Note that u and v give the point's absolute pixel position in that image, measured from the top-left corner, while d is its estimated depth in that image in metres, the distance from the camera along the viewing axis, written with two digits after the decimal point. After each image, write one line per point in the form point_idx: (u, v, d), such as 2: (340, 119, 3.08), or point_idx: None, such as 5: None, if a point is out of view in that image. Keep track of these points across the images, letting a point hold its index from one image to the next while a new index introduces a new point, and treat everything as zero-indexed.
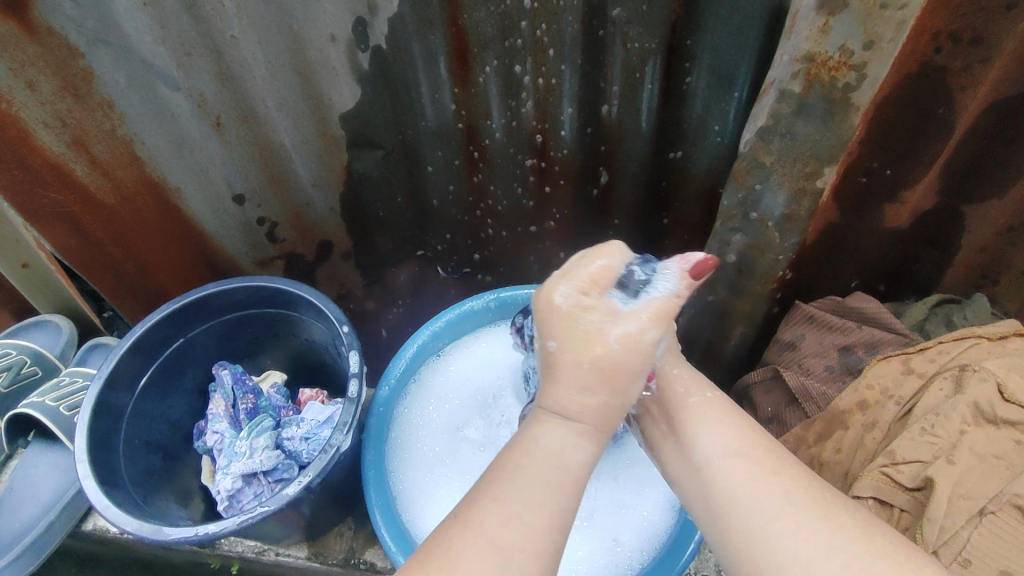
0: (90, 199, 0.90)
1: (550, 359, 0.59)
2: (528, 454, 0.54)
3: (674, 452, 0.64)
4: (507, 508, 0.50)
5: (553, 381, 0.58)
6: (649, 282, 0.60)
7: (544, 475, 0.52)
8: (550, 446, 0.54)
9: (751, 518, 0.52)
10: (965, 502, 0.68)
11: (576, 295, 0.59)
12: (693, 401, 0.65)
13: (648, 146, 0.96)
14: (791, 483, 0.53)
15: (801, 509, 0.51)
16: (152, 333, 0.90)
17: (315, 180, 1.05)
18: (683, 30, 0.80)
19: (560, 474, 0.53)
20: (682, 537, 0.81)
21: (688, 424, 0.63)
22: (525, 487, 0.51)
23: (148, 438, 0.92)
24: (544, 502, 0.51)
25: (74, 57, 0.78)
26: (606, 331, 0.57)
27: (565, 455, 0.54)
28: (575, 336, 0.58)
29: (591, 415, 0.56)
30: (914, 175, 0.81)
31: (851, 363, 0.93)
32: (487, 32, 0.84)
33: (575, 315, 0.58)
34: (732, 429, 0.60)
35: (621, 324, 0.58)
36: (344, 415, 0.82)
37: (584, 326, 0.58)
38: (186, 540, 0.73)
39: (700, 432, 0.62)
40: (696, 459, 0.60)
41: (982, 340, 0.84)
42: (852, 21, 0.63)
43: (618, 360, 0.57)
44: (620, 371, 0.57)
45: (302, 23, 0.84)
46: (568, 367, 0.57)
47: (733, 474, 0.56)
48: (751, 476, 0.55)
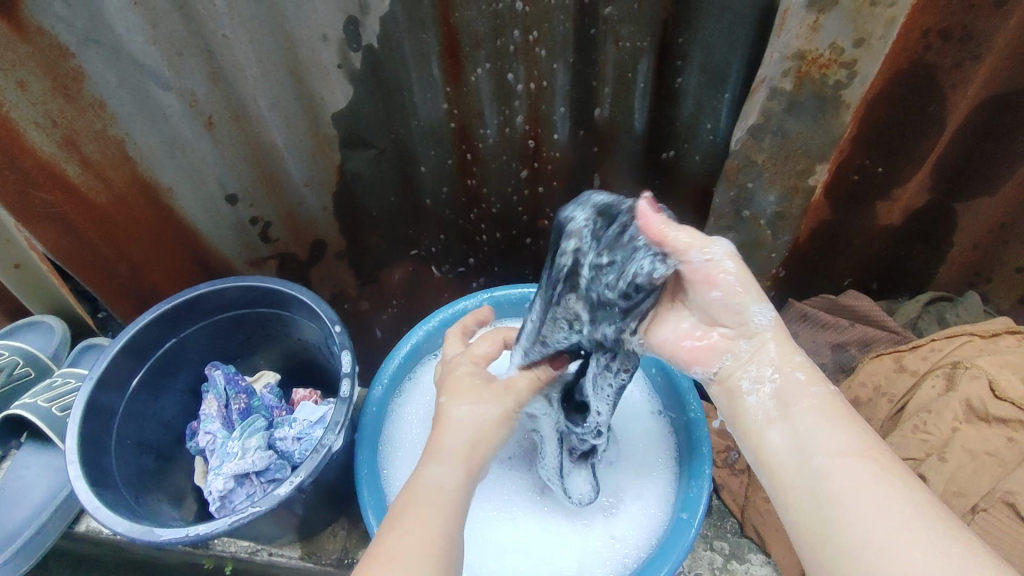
0: (82, 200, 0.90)
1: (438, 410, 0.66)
2: (413, 493, 0.56)
3: (769, 439, 0.57)
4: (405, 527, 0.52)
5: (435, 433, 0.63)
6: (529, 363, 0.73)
7: (428, 502, 0.54)
8: (427, 479, 0.57)
9: (877, 531, 0.46)
10: (958, 499, 0.70)
11: (468, 365, 0.71)
12: (805, 392, 0.57)
13: (641, 145, 0.96)
14: (922, 504, 0.47)
15: (938, 532, 0.45)
16: (142, 334, 0.89)
17: (308, 179, 1.05)
18: (675, 28, 0.80)
19: (440, 499, 0.55)
20: (673, 533, 0.80)
21: (807, 416, 0.55)
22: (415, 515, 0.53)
23: (141, 439, 0.92)
24: (430, 519, 0.53)
25: (65, 56, 0.77)
26: (465, 398, 0.66)
27: (444, 483, 0.57)
28: (462, 386, 0.67)
29: (462, 451, 0.61)
30: (906, 172, 0.81)
31: (844, 361, 0.94)
32: (479, 31, 0.84)
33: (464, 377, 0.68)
34: (854, 431, 0.53)
35: (491, 394, 0.67)
36: (335, 415, 0.82)
37: (471, 382, 0.68)
38: (177, 541, 0.73)
39: (823, 428, 0.54)
40: (811, 455, 0.53)
41: (974, 338, 0.83)
42: (842, 17, 0.63)
43: (486, 424, 0.64)
44: (481, 439, 0.63)
45: (293, 23, 0.84)
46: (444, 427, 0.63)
47: (868, 483, 0.49)
48: (885, 490, 0.48)
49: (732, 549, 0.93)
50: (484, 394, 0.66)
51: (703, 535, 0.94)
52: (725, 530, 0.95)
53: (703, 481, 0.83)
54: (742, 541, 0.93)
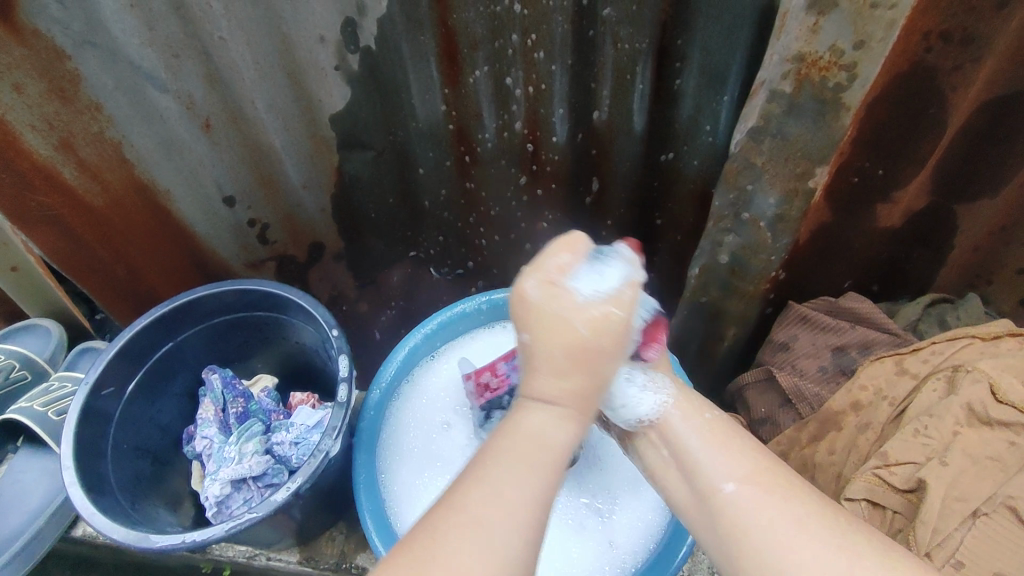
0: (79, 204, 0.89)
1: (525, 353, 0.55)
2: (515, 441, 0.51)
3: (675, 477, 0.62)
4: (502, 481, 0.48)
5: (531, 373, 0.54)
6: (607, 269, 0.57)
7: (529, 458, 0.50)
8: (533, 428, 0.51)
9: (766, 546, 0.50)
10: (958, 504, 0.68)
11: (541, 279, 0.55)
12: (690, 422, 0.62)
13: (640, 147, 0.95)
14: (805, 510, 0.52)
15: (822, 537, 0.49)
16: (139, 338, 0.89)
17: (305, 182, 1.04)
18: (674, 30, 0.80)
19: (547, 459, 0.50)
20: (674, 540, 0.81)
21: (689, 444, 0.61)
22: (517, 473, 0.48)
23: (137, 444, 0.92)
24: (531, 480, 0.48)
25: (61, 59, 0.77)
26: (549, 321, 0.53)
27: (549, 436, 0.51)
28: (544, 322, 0.53)
29: (572, 399, 0.53)
30: (905, 175, 0.81)
31: (845, 363, 0.94)
32: (477, 32, 0.84)
33: (547, 306, 0.54)
34: (737, 451, 0.58)
35: (586, 305, 0.53)
36: (333, 420, 0.81)
37: (555, 307, 0.54)
38: (174, 548, 0.73)
39: (705, 456, 0.59)
40: (700, 485, 0.58)
41: (975, 340, 0.83)
42: (843, 20, 0.62)
43: (594, 350, 0.53)
44: (596, 356, 0.53)
45: (291, 24, 0.83)
46: (545, 354, 0.53)
47: (746, 502, 0.53)
48: (766, 504, 0.52)
49: None
50: (579, 309, 0.53)
51: None
52: None
53: None
54: None
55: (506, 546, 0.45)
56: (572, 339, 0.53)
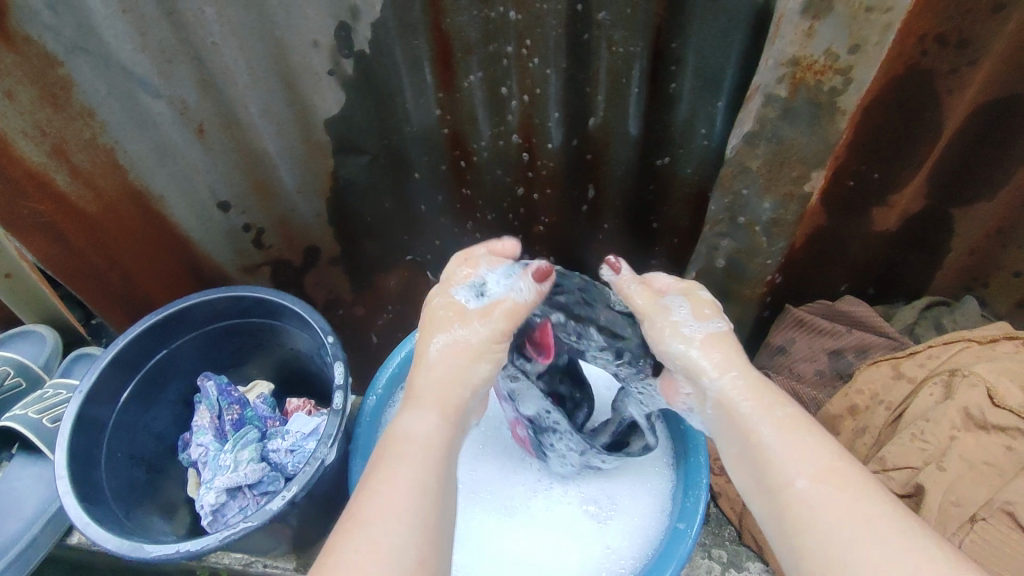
0: (72, 210, 0.88)
1: (423, 348, 0.71)
2: (401, 440, 0.61)
3: (745, 467, 0.61)
4: (397, 482, 0.56)
5: (420, 364, 0.70)
6: (491, 286, 0.73)
7: (411, 450, 0.59)
8: (411, 424, 0.63)
9: (835, 542, 0.50)
10: (956, 509, 0.69)
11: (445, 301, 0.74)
12: (764, 420, 0.61)
13: (636, 151, 0.95)
14: (873, 509, 0.51)
15: (887, 538, 0.48)
16: (133, 345, 0.88)
17: (301, 186, 1.04)
18: (669, 33, 0.79)
19: (424, 446, 0.60)
20: (672, 544, 0.79)
21: (764, 440, 0.60)
22: (402, 464, 0.57)
23: (132, 451, 0.91)
24: (411, 471, 0.57)
25: (52, 65, 0.76)
26: (439, 328, 0.72)
27: (429, 429, 0.62)
28: (437, 323, 0.72)
29: (437, 394, 0.66)
30: (903, 178, 0.80)
31: (842, 367, 0.93)
32: (471, 37, 0.83)
33: (445, 309, 0.73)
34: (812, 445, 0.57)
35: (470, 320, 0.71)
36: (328, 427, 0.81)
37: (446, 319, 0.72)
38: (168, 557, 0.73)
39: (778, 450, 0.58)
40: (772, 478, 0.57)
41: (971, 344, 0.83)
42: (837, 24, 0.62)
43: (463, 351, 0.70)
44: (466, 354, 0.70)
45: (283, 29, 0.82)
46: (434, 351, 0.70)
47: (818, 498, 0.53)
48: (838, 502, 0.52)
49: (730, 556, 0.92)
50: (460, 323, 0.71)
51: (701, 542, 0.94)
52: (724, 538, 0.94)
53: (701, 492, 0.83)
54: (741, 549, 0.92)
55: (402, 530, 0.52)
56: (441, 342, 0.70)
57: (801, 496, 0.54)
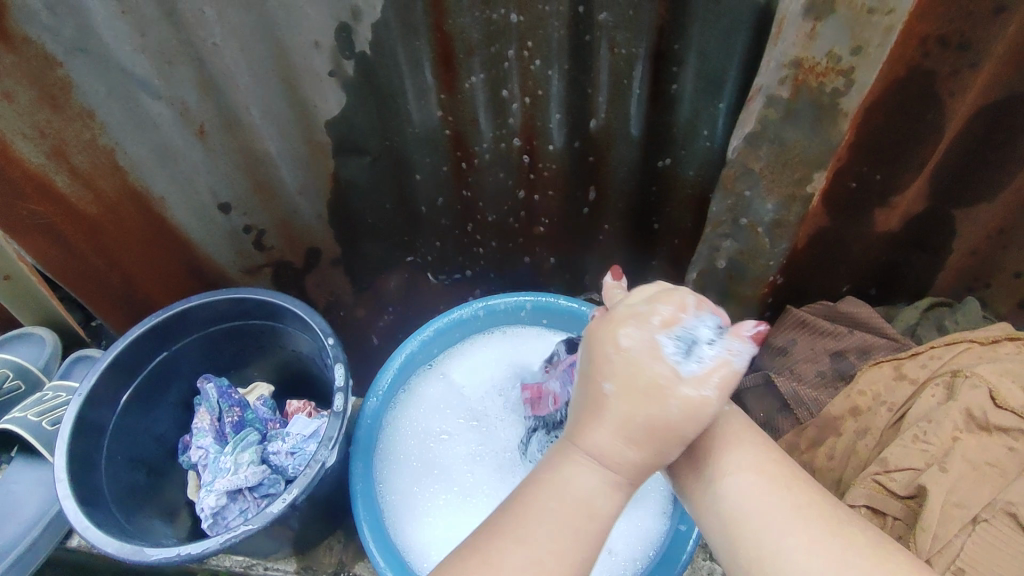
0: (72, 211, 0.88)
1: (601, 399, 0.53)
2: (558, 497, 0.52)
3: (682, 461, 0.62)
4: (528, 554, 0.50)
5: (598, 424, 0.53)
6: (705, 346, 0.53)
7: (572, 522, 0.52)
8: (581, 494, 0.52)
9: (770, 538, 0.53)
10: (958, 510, 0.68)
11: (636, 322, 0.54)
12: (713, 415, 0.62)
13: (638, 152, 0.95)
14: (803, 502, 0.55)
15: (816, 532, 0.52)
16: (133, 347, 0.88)
17: (301, 187, 1.03)
18: (671, 35, 0.79)
19: (593, 525, 0.52)
20: (673, 548, 0.81)
21: (704, 438, 0.61)
22: (551, 529, 0.51)
23: (132, 454, 0.91)
24: (573, 551, 0.51)
25: (52, 66, 0.76)
26: (618, 377, 0.53)
27: (597, 503, 0.52)
28: (634, 384, 0.52)
29: (628, 468, 0.53)
30: (903, 179, 0.80)
31: (844, 368, 0.91)
32: (472, 38, 0.83)
33: (641, 361, 0.52)
34: (750, 443, 0.60)
35: (674, 383, 0.51)
36: (329, 430, 0.80)
37: (643, 374, 0.52)
38: (168, 561, 0.72)
39: (715, 446, 0.60)
40: (709, 472, 0.59)
41: (973, 345, 0.83)
42: (840, 26, 0.62)
43: (658, 427, 0.52)
44: (669, 437, 0.52)
45: (284, 30, 0.82)
46: (615, 416, 0.53)
47: (750, 493, 0.56)
48: (770, 498, 0.55)
49: None
50: (661, 380, 0.52)
51: (703, 544, 0.94)
52: None
53: None
54: None
55: None
56: (626, 409, 0.52)
57: (735, 491, 0.57)
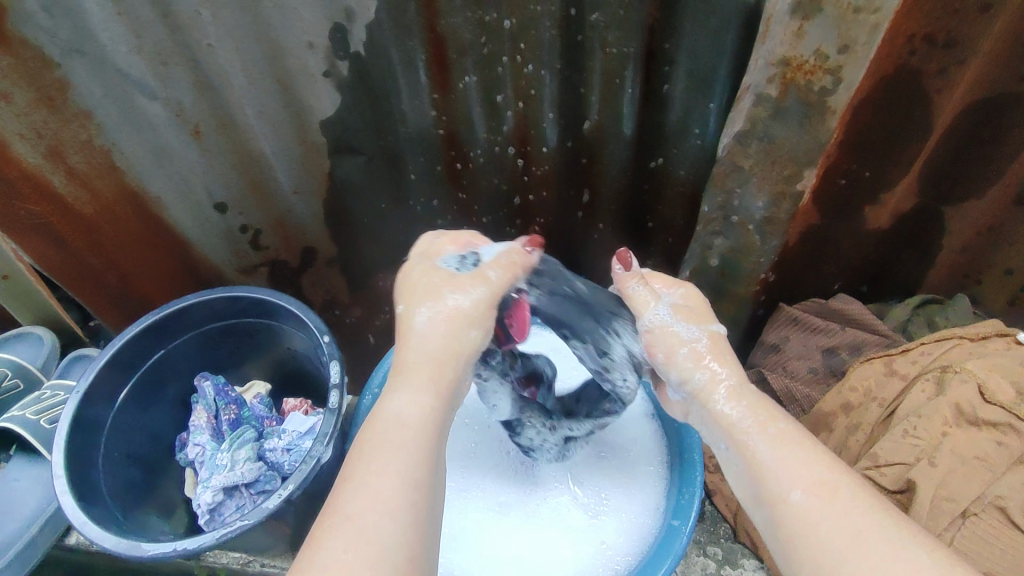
0: (69, 211, 0.89)
1: (401, 317, 0.67)
2: (379, 428, 0.56)
3: (740, 479, 0.60)
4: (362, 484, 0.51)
5: (404, 337, 0.65)
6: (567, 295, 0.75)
7: (393, 438, 0.55)
8: (394, 411, 0.57)
9: (827, 549, 0.49)
10: (948, 504, 0.69)
11: (422, 263, 0.72)
12: (759, 434, 0.60)
13: (630, 150, 0.96)
14: (870, 521, 0.49)
15: (881, 551, 0.47)
16: (129, 345, 0.89)
17: (297, 187, 1.04)
18: (661, 34, 0.80)
19: (409, 433, 0.55)
20: (668, 542, 0.80)
21: (759, 453, 0.58)
22: (378, 453, 0.53)
23: (129, 451, 0.92)
24: (393, 459, 0.53)
25: (48, 67, 0.77)
26: (417, 301, 0.67)
27: (407, 415, 0.57)
28: (421, 293, 0.68)
29: (432, 364, 0.62)
30: (892, 177, 0.81)
31: (834, 364, 0.94)
32: (465, 38, 0.84)
33: (424, 277, 0.69)
34: (806, 461, 0.56)
35: (464, 283, 0.67)
36: (324, 426, 0.81)
37: (425, 285, 0.68)
38: (165, 556, 0.73)
39: (772, 465, 0.57)
40: (765, 491, 0.56)
41: (963, 341, 0.84)
42: (826, 25, 0.63)
43: (458, 317, 0.65)
44: (460, 321, 0.65)
45: (279, 31, 0.83)
46: (416, 317, 0.65)
47: (814, 511, 0.51)
48: (832, 515, 0.51)
49: (725, 553, 0.93)
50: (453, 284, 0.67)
51: (697, 540, 0.95)
52: (719, 536, 0.95)
53: (694, 489, 0.85)
54: (735, 546, 0.93)
55: (382, 529, 0.48)
56: (429, 320, 0.64)
57: (796, 509, 0.52)
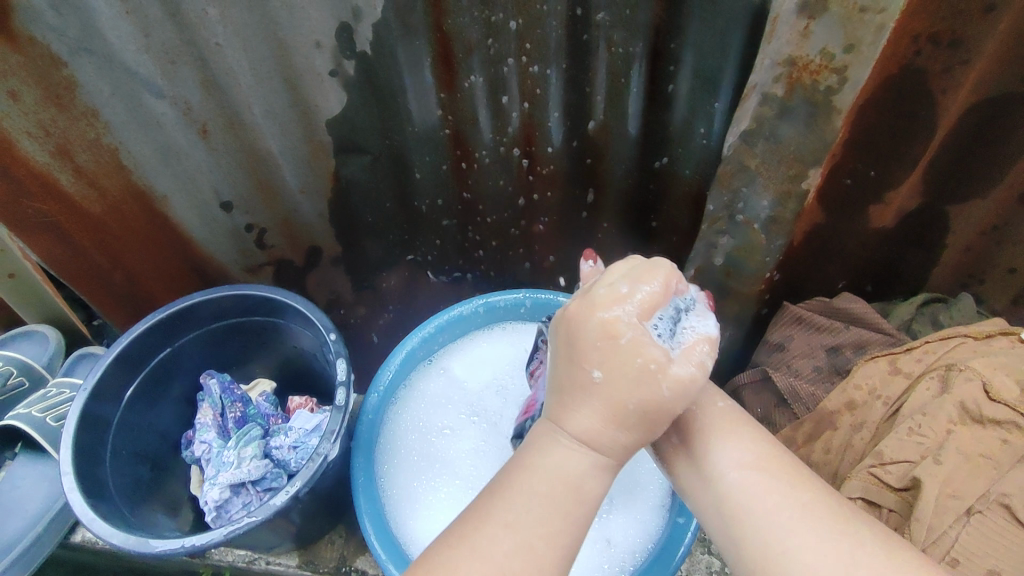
0: (76, 209, 0.89)
1: (589, 386, 0.53)
2: (542, 479, 0.52)
3: (684, 460, 0.62)
4: (522, 539, 0.49)
5: (583, 411, 0.53)
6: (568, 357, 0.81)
7: (560, 502, 0.51)
8: (569, 475, 0.52)
9: (765, 525, 0.53)
10: (952, 501, 0.69)
11: (630, 314, 0.53)
12: (704, 413, 0.63)
13: (635, 150, 0.96)
14: (806, 496, 0.54)
15: (819, 526, 0.51)
16: (137, 342, 0.89)
17: (303, 186, 1.04)
18: (667, 34, 0.80)
19: (579, 504, 0.51)
20: (672, 541, 0.81)
21: (702, 432, 0.61)
22: (541, 510, 0.50)
23: (136, 449, 0.92)
24: (558, 532, 0.50)
25: (57, 66, 0.77)
26: (606, 370, 0.52)
27: (585, 483, 0.52)
28: (626, 373, 0.52)
29: (618, 451, 0.53)
30: (897, 176, 0.82)
31: (839, 363, 0.94)
32: (472, 38, 0.84)
33: (635, 347, 0.52)
34: (748, 440, 0.60)
35: (669, 372, 0.52)
36: (331, 423, 0.81)
37: (637, 366, 0.52)
38: (173, 552, 0.73)
39: (716, 446, 0.60)
40: (709, 471, 0.59)
41: (968, 339, 0.84)
42: (833, 24, 0.63)
43: (660, 413, 0.52)
44: (659, 416, 0.53)
45: (287, 30, 0.83)
46: (607, 404, 0.52)
47: (755, 490, 0.55)
48: (771, 492, 0.54)
49: None
50: (655, 373, 0.52)
51: (700, 538, 0.95)
52: None
53: None
54: None
55: None
56: (607, 409, 0.52)
57: (738, 486, 0.56)
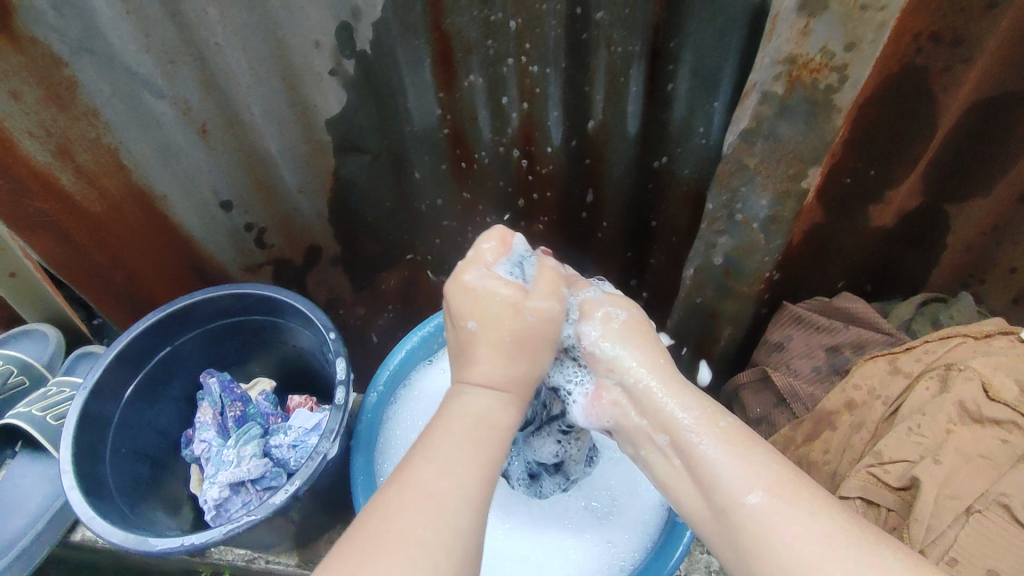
0: (77, 208, 0.89)
1: (470, 338, 0.61)
2: (456, 419, 0.55)
3: (692, 488, 0.58)
4: (444, 466, 0.50)
5: (472, 359, 0.60)
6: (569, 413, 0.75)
7: (471, 433, 0.54)
8: (477, 411, 0.56)
9: (787, 560, 0.47)
10: (951, 501, 0.68)
11: (483, 273, 0.64)
12: (709, 436, 0.57)
13: (634, 150, 0.96)
14: (831, 524, 0.48)
15: (845, 555, 0.46)
16: (137, 341, 0.89)
17: (302, 186, 1.04)
18: (667, 33, 0.80)
19: (488, 432, 0.54)
20: (672, 539, 0.81)
21: (710, 457, 0.56)
22: (454, 445, 0.52)
23: (136, 448, 0.92)
24: (471, 457, 0.52)
25: (57, 66, 0.77)
26: (482, 318, 0.61)
27: (491, 415, 0.56)
28: (492, 312, 0.61)
29: (515, 384, 0.59)
30: (896, 175, 0.81)
31: (839, 363, 0.94)
32: (471, 37, 0.84)
33: (489, 291, 0.62)
34: (760, 462, 0.54)
35: (525, 303, 0.62)
36: (331, 422, 0.81)
37: (499, 304, 0.62)
38: (172, 550, 0.73)
39: (723, 471, 0.54)
40: (719, 498, 0.54)
41: (968, 339, 0.84)
42: (833, 23, 0.63)
43: (531, 338, 0.61)
44: (536, 339, 0.62)
45: (286, 30, 0.83)
46: (489, 343, 0.60)
47: (772, 517, 0.49)
48: (792, 520, 0.49)
49: None
50: (518, 305, 0.62)
51: (700, 538, 0.95)
52: None
53: None
54: None
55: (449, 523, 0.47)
56: (496, 350, 0.60)
57: (754, 513, 0.50)
